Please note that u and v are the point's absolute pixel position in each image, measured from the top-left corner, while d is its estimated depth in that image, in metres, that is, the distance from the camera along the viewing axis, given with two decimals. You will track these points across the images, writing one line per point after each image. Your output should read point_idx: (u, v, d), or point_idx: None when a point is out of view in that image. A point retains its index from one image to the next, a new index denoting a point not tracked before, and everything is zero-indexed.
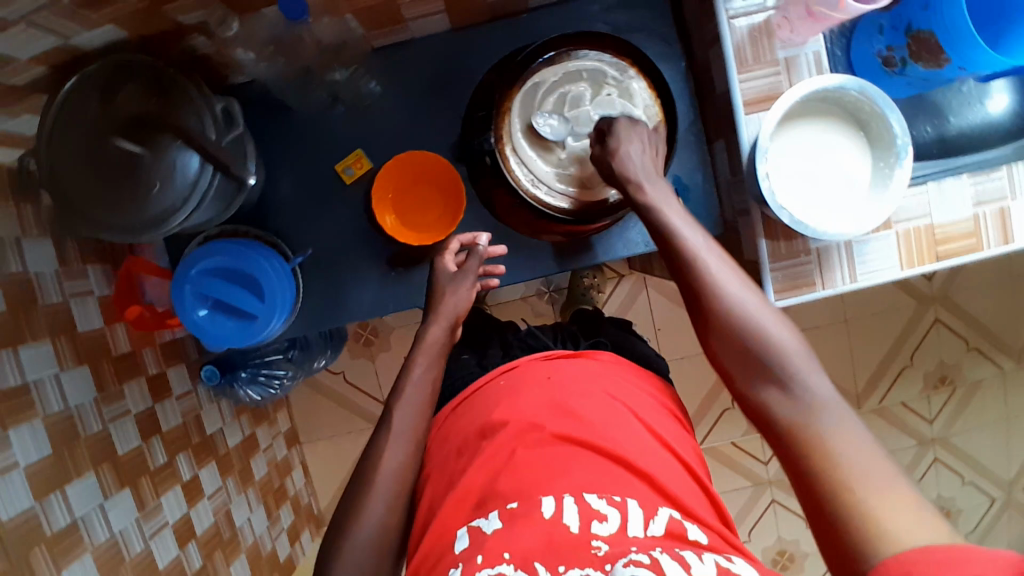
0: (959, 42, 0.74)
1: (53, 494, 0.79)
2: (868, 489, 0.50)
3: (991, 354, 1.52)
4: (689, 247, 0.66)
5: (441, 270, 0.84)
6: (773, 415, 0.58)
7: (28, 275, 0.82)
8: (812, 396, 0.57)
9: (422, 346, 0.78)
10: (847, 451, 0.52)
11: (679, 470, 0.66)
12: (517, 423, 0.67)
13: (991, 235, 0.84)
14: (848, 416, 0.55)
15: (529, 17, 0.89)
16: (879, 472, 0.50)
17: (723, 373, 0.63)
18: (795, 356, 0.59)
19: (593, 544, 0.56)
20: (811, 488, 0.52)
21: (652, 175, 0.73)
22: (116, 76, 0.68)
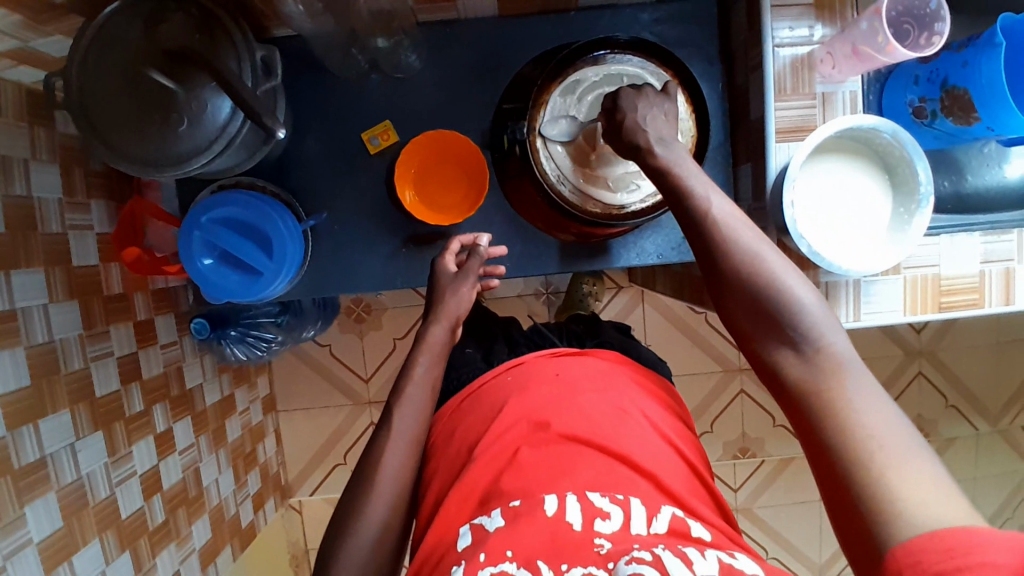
0: (992, 102, 0.76)
1: (25, 427, 0.77)
2: (884, 459, 0.50)
3: (967, 414, 1.55)
4: (709, 208, 0.64)
5: (442, 271, 0.84)
6: (788, 377, 0.57)
7: (31, 200, 0.81)
8: (827, 356, 0.56)
9: (424, 345, 0.77)
10: (864, 419, 0.52)
11: (681, 467, 0.69)
12: (523, 421, 0.70)
13: (994, 293, 0.86)
14: (862, 375, 0.55)
15: (577, 15, 0.89)
16: (896, 440, 0.51)
17: (737, 333, 0.62)
18: (812, 315, 0.58)
19: (595, 542, 0.57)
20: (828, 459, 0.52)
21: (666, 140, 0.70)
22: (162, 8, 0.68)
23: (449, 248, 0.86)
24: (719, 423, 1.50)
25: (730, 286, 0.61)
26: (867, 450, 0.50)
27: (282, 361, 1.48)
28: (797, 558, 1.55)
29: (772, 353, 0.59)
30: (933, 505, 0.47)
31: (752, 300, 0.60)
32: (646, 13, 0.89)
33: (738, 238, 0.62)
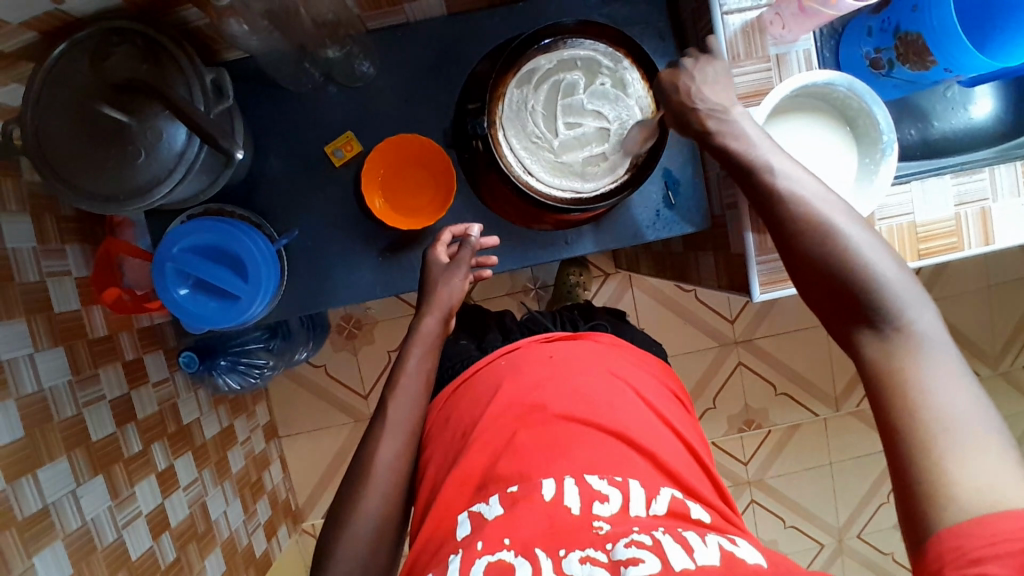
0: (947, 42, 0.76)
1: (24, 478, 0.77)
2: (953, 438, 0.48)
3: (967, 360, 1.56)
4: (778, 184, 0.64)
5: (433, 261, 0.83)
6: (865, 356, 0.56)
7: (6, 251, 0.80)
8: (909, 335, 0.54)
9: (416, 336, 0.78)
10: (938, 397, 0.50)
11: (681, 450, 0.69)
12: (516, 406, 0.69)
13: (972, 235, 0.86)
14: (942, 351, 0.53)
15: (525, 6, 0.90)
16: (965, 412, 0.49)
17: (821, 315, 0.61)
18: (894, 291, 0.56)
19: (594, 525, 0.57)
20: (892, 439, 0.51)
21: (732, 105, 0.70)
22: (105, 42, 0.68)
23: (440, 240, 0.85)
24: (722, 399, 1.50)
25: (813, 264, 0.60)
26: (928, 426, 0.49)
27: (279, 386, 1.48)
28: (816, 525, 1.54)
29: (853, 333, 0.57)
30: (994, 476, 0.46)
31: (835, 279, 0.58)
32: None
33: (816, 213, 0.61)
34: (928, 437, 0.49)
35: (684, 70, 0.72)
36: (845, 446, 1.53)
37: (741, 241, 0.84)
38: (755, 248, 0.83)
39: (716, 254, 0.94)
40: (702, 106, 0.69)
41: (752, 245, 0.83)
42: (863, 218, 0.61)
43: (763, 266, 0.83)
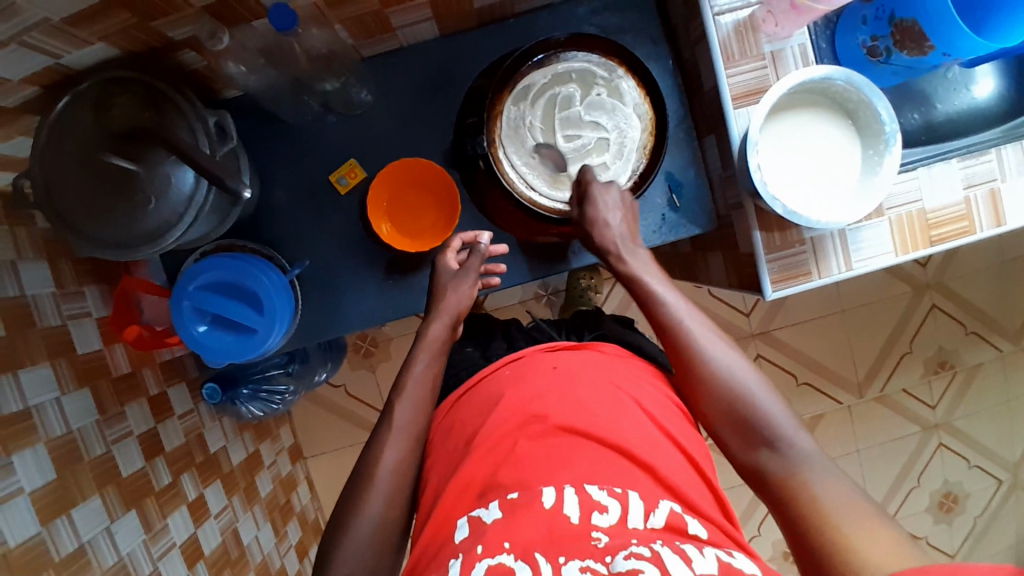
0: (943, 28, 0.76)
1: (59, 520, 0.79)
2: (848, 522, 0.58)
3: (989, 337, 1.54)
4: (678, 320, 0.74)
5: (443, 268, 0.86)
6: (769, 474, 0.66)
7: (24, 298, 0.82)
8: (797, 452, 0.65)
9: (424, 341, 0.80)
10: (831, 496, 0.61)
11: (681, 462, 0.69)
12: (519, 416, 0.70)
13: (983, 217, 0.85)
14: (827, 464, 0.64)
15: (516, 21, 0.90)
16: (855, 510, 0.59)
17: (722, 440, 0.71)
18: (775, 416, 0.68)
19: (593, 535, 0.57)
20: (804, 538, 0.60)
21: (630, 244, 0.80)
22: (107, 92, 0.69)
23: (451, 246, 0.87)
24: None
25: (708, 397, 0.71)
26: (829, 521, 0.59)
27: (301, 408, 1.50)
28: None
29: (753, 457, 0.68)
30: (883, 547, 0.55)
31: (727, 410, 0.70)
32: (584, 6, 0.90)
33: (702, 349, 0.72)
34: (830, 527, 0.58)
35: (591, 198, 0.80)
36: (870, 433, 1.52)
37: (749, 241, 0.84)
38: (763, 247, 0.83)
39: (725, 253, 0.94)
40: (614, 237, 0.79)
41: (760, 244, 0.83)
42: (738, 347, 0.74)
43: (772, 263, 0.84)
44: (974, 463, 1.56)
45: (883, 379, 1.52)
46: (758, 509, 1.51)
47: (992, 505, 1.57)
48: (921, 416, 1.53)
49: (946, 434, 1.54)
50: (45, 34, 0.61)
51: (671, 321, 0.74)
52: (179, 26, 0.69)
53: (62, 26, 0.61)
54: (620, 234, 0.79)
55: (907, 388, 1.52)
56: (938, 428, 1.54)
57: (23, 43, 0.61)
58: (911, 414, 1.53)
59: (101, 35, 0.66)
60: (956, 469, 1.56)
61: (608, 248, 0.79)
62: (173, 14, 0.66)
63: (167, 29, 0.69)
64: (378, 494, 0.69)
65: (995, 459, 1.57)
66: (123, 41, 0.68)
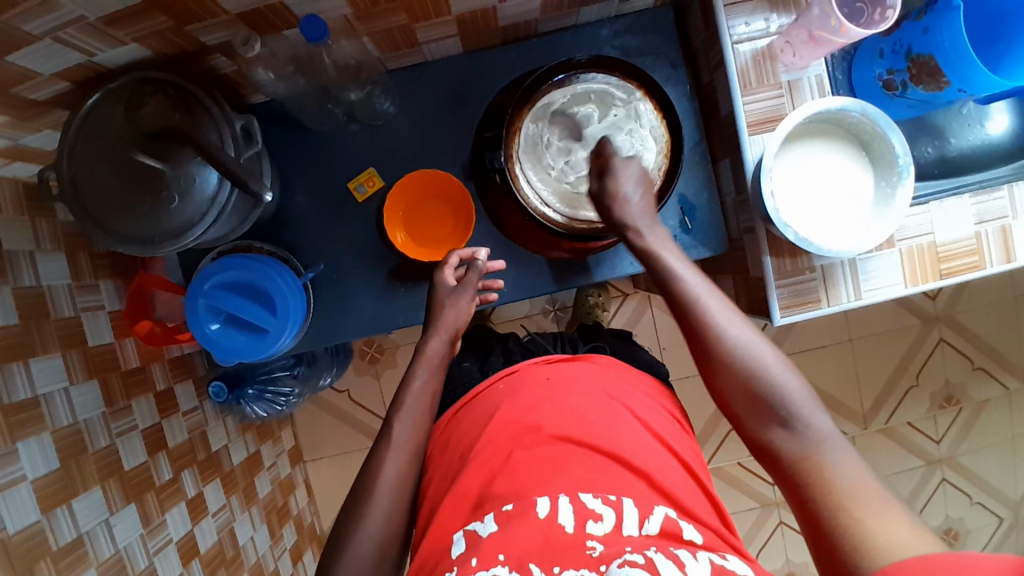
0: (959, 64, 0.77)
1: (59, 509, 0.79)
2: (866, 511, 0.57)
3: (996, 373, 1.53)
4: (694, 292, 0.73)
5: (441, 284, 0.85)
6: (783, 452, 0.65)
7: (41, 289, 0.84)
8: (815, 433, 0.65)
9: (422, 357, 0.79)
10: (850, 484, 0.60)
11: (678, 469, 0.69)
12: (514, 427, 0.70)
13: (993, 253, 0.86)
14: (845, 447, 0.63)
15: (539, 40, 0.92)
16: (869, 493, 0.58)
17: (734, 415, 0.70)
18: (795, 397, 0.67)
19: (588, 544, 0.59)
20: (819, 522, 0.59)
21: (649, 219, 0.79)
22: (141, 91, 0.72)
23: (449, 262, 0.86)
24: None
25: (721, 372, 0.70)
26: (844, 503, 0.58)
27: (305, 411, 1.51)
28: None
29: (765, 433, 0.67)
30: (901, 538, 0.54)
31: (742, 385, 0.68)
32: (606, 28, 0.92)
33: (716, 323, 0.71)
34: (845, 510, 0.58)
35: (614, 171, 0.79)
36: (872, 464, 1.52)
37: (759, 265, 0.85)
38: (773, 272, 0.84)
39: (736, 275, 0.95)
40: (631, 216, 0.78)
41: (771, 269, 0.84)
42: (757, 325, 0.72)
43: (782, 288, 0.84)
44: (976, 500, 1.54)
45: (888, 411, 1.51)
46: (756, 536, 1.49)
47: (993, 542, 1.56)
48: (925, 450, 1.52)
49: (950, 469, 1.53)
50: (82, 31, 0.63)
51: (689, 297, 0.73)
52: (212, 31, 0.70)
53: (98, 25, 0.63)
54: (636, 210, 0.78)
55: (912, 421, 1.52)
56: (941, 463, 1.53)
57: (58, 39, 0.62)
58: (915, 448, 1.52)
59: (136, 36, 0.67)
60: (958, 505, 1.55)
61: (629, 222, 0.78)
62: (208, 20, 0.68)
63: (201, 34, 0.71)
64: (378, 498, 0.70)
65: (997, 497, 1.55)
66: (156, 44, 0.70)
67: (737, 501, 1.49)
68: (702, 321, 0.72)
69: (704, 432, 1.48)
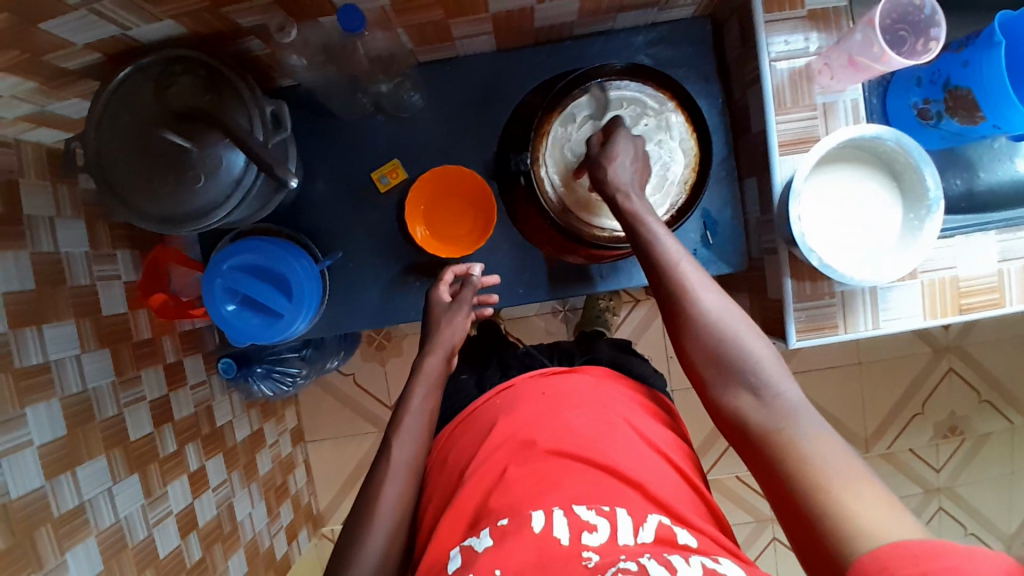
0: (996, 100, 0.76)
1: (63, 475, 0.80)
2: (842, 489, 0.55)
3: (1002, 408, 1.52)
4: (669, 256, 0.71)
5: (436, 301, 0.86)
6: (753, 422, 0.64)
7: (58, 255, 0.84)
8: (784, 403, 0.63)
9: (421, 374, 0.79)
10: (822, 459, 0.58)
11: (674, 477, 0.70)
12: (511, 441, 0.71)
13: (1014, 291, 0.85)
14: (813, 418, 0.62)
15: (572, 43, 0.92)
16: (843, 470, 0.57)
17: (701, 380, 0.68)
18: (767, 367, 0.65)
19: (584, 555, 0.57)
20: (792, 501, 0.58)
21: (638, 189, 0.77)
22: (172, 69, 0.72)
23: (443, 279, 0.87)
24: None
25: (691, 337, 0.68)
26: (820, 483, 0.56)
27: (309, 392, 1.52)
28: None
29: (733, 401, 0.66)
30: (875, 519, 0.52)
31: (712, 352, 0.67)
32: (641, 36, 0.91)
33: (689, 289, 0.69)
34: (819, 491, 0.56)
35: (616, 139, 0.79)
36: None
37: (778, 287, 0.85)
38: (792, 295, 0.83)
39: (752, 294, 0.94)
40: (620, 183, 0.76)
41: (789, 292, 0.83)
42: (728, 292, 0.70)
43: (799, 311, 0.83)
44: (971, 531, 1.54)
45: (890, 437, 1.51)
46: (748, 551, 1.50)
47: None
48: (925, 478, 1.52)
49: (947, 499, 1.52)
50: (117, 5, 0.63)
51: (665, 261, 0.71)
52: (249, 14, 0.70)
53: (134, 0, 0.63)
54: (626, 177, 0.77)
55: (913, 448, 1.51)
56: (940, 493, 1.53)
57: (93, 11, 0.62)
58: (915, 475, 1.52)
59: (171, 14, 0.67)
60: (953, 535, 1.54)
61: (619, 187, 0.76)
62: (246, 3, 0.67)
63: (237, 16, 0.70)
64: (380, 490, 0.70)
65: (993, 530, 1.55)
66: (192, 22, 0.70)
67: (732, 515, 1.49)
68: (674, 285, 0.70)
69: (705, 444, 1.48)
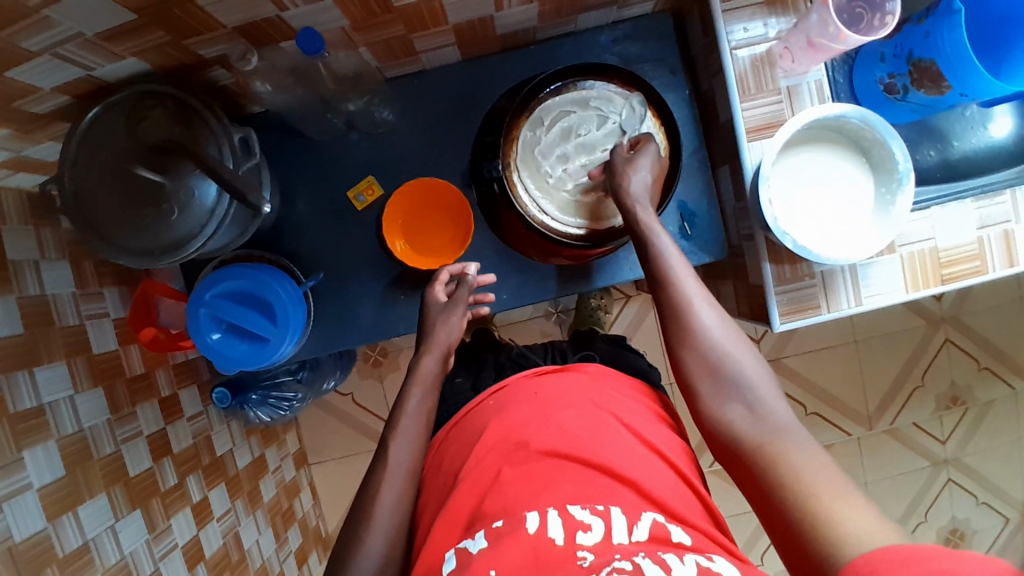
0: (960, 68, 0.76)
1: (65, 516, 0.80)
2: (829, 496, 0.56)
3: (1003, 374, 1.52)
4: (668, 269, 0.73)
5: (432, 301, 0.85)
6: (743, 433, 0.65)
7: (45, 297, 0.84)
8: (776, 419, 0.65)
9: (416, 376, 0.79)
10: (810, 470, 0.59)
11: (667, 474, 0.70)
12: (503, 444, 0.71)
13: (996, 258, 0.85)
14: (801, 433, 0.63)
15: (537, 48, 0.92)
16: (831, 480, 0.58)
17: (694, 392, 0.70)
18: (759, 384, 0.67)
19: (579, 555, 0.57)
20: (779, 512, 0.59)
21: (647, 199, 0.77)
22: (141, 104, 0.72)
23: (438, 278, 0.87)
24: None
25: (689, 350, 0.70)
26: (811, 489, 0.58)
27: (309, 414, 1.52)
28: None
29: (725, 414, 0.67)
30: (862, 525, 0.53)
31: (709, 366, 0.69)
32: (606, 35, 0.92)
33: (687, 302, 0.71)
34: (810, 497, 0.57)
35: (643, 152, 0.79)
36: (878, 464, 1.51)
37: (759, 273, 0.85)
38: (772, 279, 0.84)
39: (736, 281, 0.95)
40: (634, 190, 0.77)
41: (770, 276, 0.83)
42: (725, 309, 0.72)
43: (781, 294, 0.84)
44: (982, 500, 1.54)
45: (893, 412, 1.51)
46: (761, 539, 1.49)
47: (999, 543, 1.55)
48: (931, 451, 1.52)
49: (956, 470, 1.52)
50: (80, 47, 0.63)
51: (664, 274, 0.73)
52: (211, 44, 0.71)
53: (96, 40, 0.63)
54: (641, 186, 0.77)
55: (917, 422, 1.51)
56: (947, 464, 1.52)
57: (56, 54, 0.63)
58: (921, 449, 1.51)
59: (134, 50, 0.68)
60: (965, 506, 1.54)
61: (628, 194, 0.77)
62: (205, 34, 0.68)
63: (200, 48, 0.71)
64: (382, 505, 0.70)
65: (1004, 498, 1.54)
66: (156, 57, 0.71)
67: (741, 502, 1.48)
68: (673, 298, 0.72)
69: None
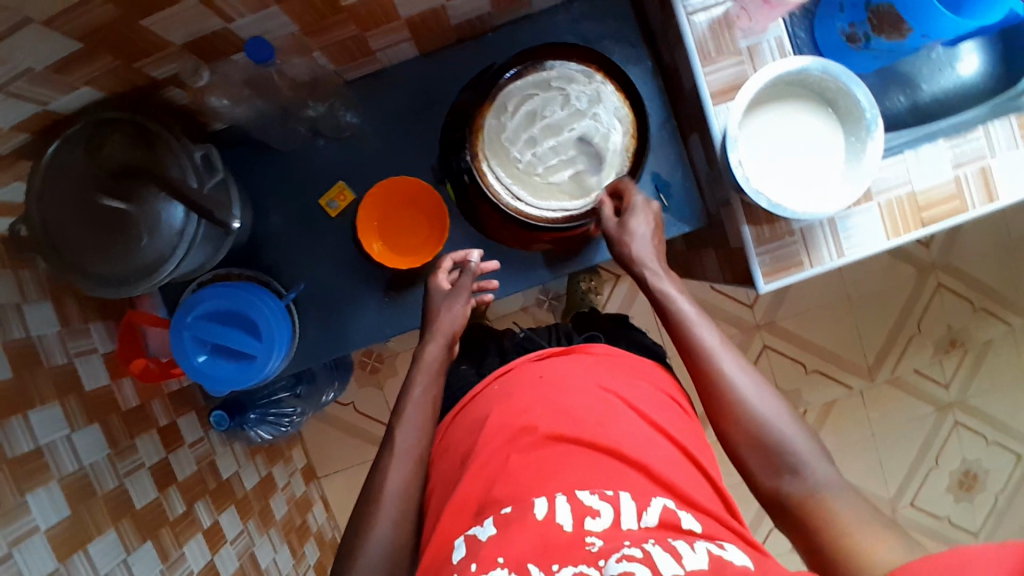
0: (919, 10, 0.75)
1: (76, 554, 0.79)
2: (865, 535, 0.58)
3: (998, 312, 1.52)
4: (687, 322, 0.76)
5: (435, 290, 0.85)
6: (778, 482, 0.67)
7: (31, 339, 0.83)
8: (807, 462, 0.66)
9: (421, 364, 0.80)
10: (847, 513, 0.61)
11: (675, 456, 0.69)
12: (507, 429, 0.70)
13: (975, 195, 0.84)
14: (835, 477, 0.64)
15: (493, 35, 0.92)
16: (866, 519, 0.59)
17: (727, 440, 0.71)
18: (788, 430, 0.68)
19: (587, 541, 0.57)
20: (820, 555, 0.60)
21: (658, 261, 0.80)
22: (98, 132, 0.71)
23: (443, 266, 0.87)
24: None
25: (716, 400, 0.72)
26: (842, 529, 0.60)
27: (312, 428, 1.51)
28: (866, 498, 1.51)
29: (758, 462, 0.69)
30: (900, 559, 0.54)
31: (734, 412, 0.71)
32: (562, 14, 0.91)
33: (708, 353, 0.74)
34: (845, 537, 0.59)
35: (631, 234, 0.80)
36: (884, 416, 1.51)
37: (738, 236, 0.85)
38: (752, 241, 0.84)
39: (719, 247, 0.94)
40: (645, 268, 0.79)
41: (749, 238, 0.83)
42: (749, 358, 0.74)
43: (763, 255, 0.84)
44: (991, 440, 1.54)
45: (892, 362, 1.51)
46: None
47: (1012, 480, 1.56)
48: (935, 397, 1.52)
49: (961, 413, 1.53)
50: (33, 82, 0.62)
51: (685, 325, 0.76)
52: (161, 64, 0.70)
53: (47, 74, 0.63)
54: (646, 249, 0.79)
55: (918, 368, 1.51)
56: (953, 408, 1.53)
57: (10, 92, 0.62)
58: (925, 395, 1.52)
59: (87, 79, 0.67)
60: (974, 447, 1.54)
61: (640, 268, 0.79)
62: (155, 54, 0.67)
63: (151, 69, 0.70)
64: (390, 506, 0.70)
65: (1013, 435, 1.55)
66: (110, 83, 0.70)
67: None
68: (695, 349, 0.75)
69: None
